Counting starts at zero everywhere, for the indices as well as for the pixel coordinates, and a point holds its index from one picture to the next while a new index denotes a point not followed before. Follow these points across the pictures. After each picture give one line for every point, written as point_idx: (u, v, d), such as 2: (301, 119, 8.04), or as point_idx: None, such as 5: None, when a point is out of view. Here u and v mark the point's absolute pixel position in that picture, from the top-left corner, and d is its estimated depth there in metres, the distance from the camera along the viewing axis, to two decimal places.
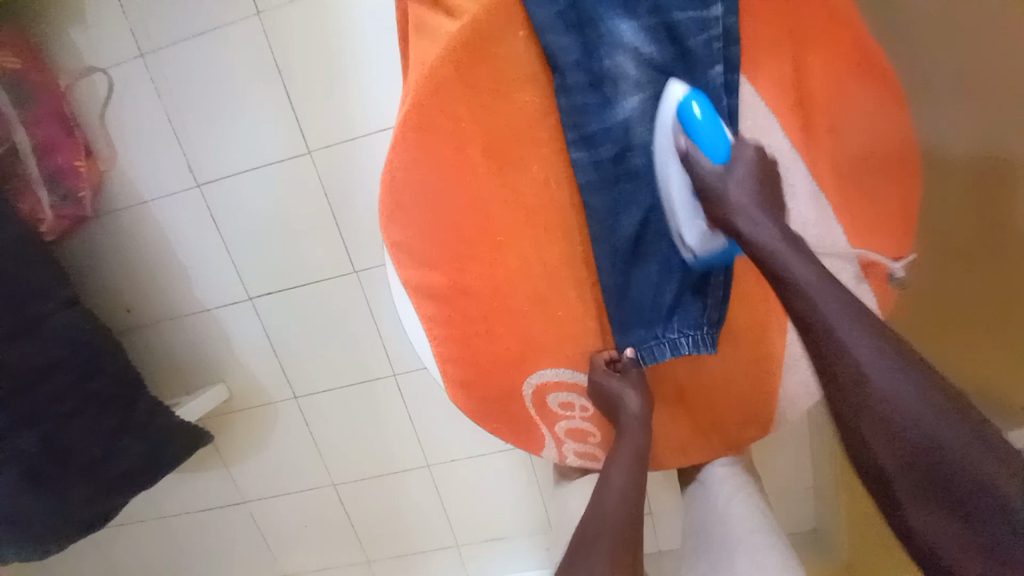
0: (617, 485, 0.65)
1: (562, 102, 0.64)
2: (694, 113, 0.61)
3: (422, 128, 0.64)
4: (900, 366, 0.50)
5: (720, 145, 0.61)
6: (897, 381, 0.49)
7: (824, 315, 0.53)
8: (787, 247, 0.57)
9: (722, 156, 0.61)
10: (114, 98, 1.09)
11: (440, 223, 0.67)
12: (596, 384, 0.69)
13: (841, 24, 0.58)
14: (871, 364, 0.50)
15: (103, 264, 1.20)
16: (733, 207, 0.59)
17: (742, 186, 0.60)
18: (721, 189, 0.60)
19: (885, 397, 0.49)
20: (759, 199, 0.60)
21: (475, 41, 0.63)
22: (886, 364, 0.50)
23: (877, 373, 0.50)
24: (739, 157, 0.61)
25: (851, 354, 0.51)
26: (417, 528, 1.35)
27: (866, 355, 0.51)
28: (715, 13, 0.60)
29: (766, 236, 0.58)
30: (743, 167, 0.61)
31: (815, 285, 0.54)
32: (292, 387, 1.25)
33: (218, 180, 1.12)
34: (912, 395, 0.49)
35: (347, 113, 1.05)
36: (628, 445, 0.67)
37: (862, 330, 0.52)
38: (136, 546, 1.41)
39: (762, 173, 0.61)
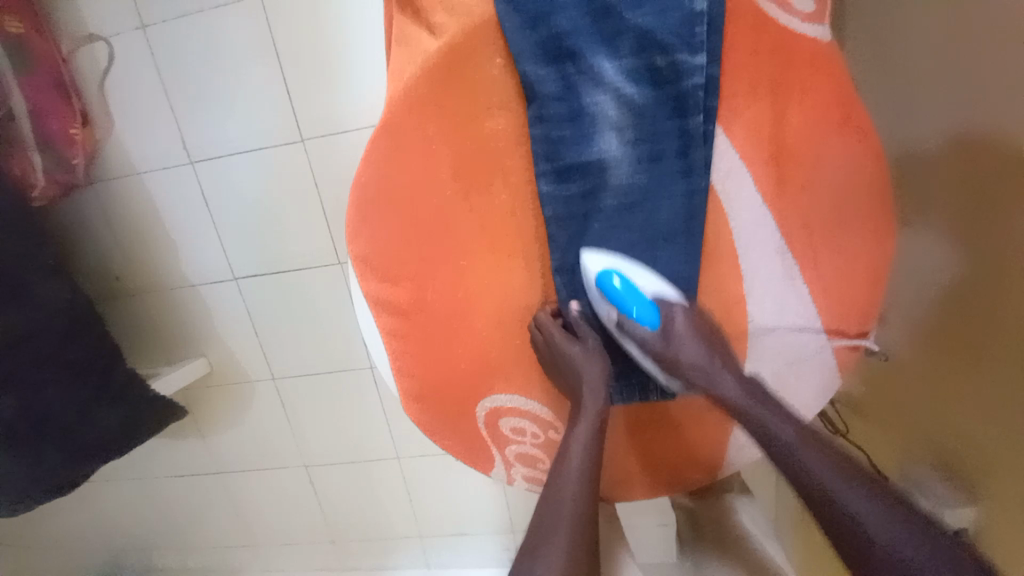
0: (574, 475, 0.60)
1: (536, 132, 0.63)
2: (619, 292, 0.62)
3: (393, 146, 0.64)
4: (845, 473, 0.53)
5: (650, 312, 0.62)
6: (880, 518, 0.49)
7: (784, 439, 0.56)
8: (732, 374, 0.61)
9: (654, 323, 0.62)
10: (114, 69, 1.09)
11: (405, 241, 0.67)
12: (551, 345, 0.66)
13: (816, 84, 0.58)
14: (854, 503, 0.51)
15: (95, 230, 1.22)
16: (684, 365, 0.61)
17: (690, 337, 0.61)
18: (675, 349, 0.61)
19: (863, 525, 0.50)
20: (722, 361, 0.61)
21: (450, 65, 0.62)
22: (850, 489, 0.52)
23: (839, 491, 0.52)
24: (683, 319, 0.61)
25: (812, 472, 0.54)
26: (383, 515, 1.39)
27: (852, 499, 0.51)
28: (699, 61, 0.59)
29: (718, 370, 0.61)
30: (687, 325, 0.61)
31: (796, 437, 0.56)
32: (270, 368, 1.27)
33: (210, 158, 1.12)
34: (895, 530, 0.48)
35: (341, 105, 1.04)
36: (585, 422, 0.63)
37: (843, 476, 0.53)
38: (115, 502, 1.46)
39: (706, 327, 0.62)
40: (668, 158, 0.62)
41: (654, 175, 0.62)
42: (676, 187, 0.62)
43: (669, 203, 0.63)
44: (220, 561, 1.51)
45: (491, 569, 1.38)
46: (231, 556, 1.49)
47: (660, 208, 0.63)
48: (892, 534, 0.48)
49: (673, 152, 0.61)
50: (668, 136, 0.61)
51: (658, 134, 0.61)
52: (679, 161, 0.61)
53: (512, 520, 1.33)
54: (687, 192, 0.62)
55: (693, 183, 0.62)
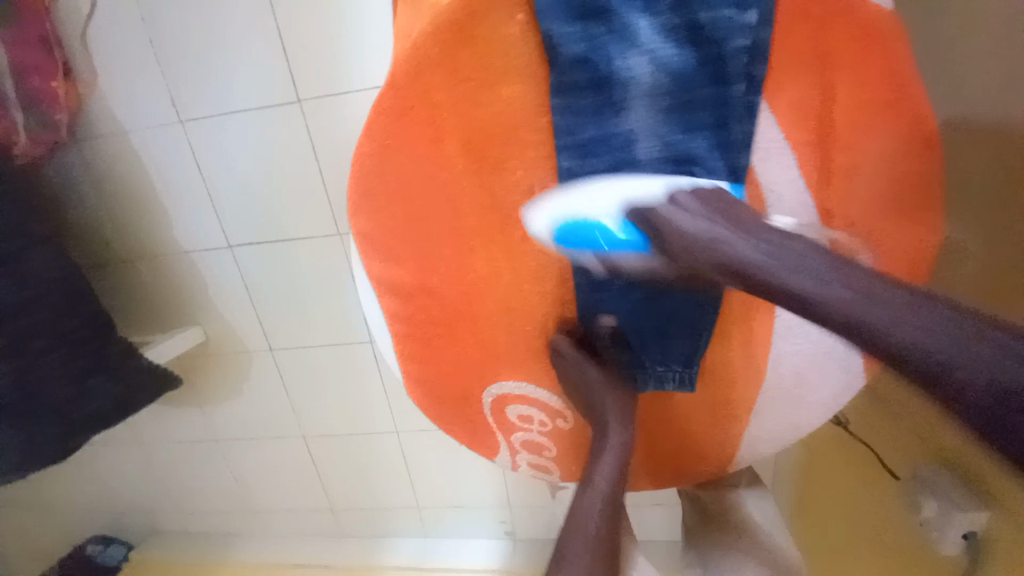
0: (600, 485, 0.56)
1: (557, 103, 0.57)
2: (600, 236, 0.53)
3: (400, 113, 0.58)
4: (863, 283, 0.40)
5: (627, 233, 0.52)
6: (907, 317, 0.38)
7: (777, 268, 0.43)
8: (703, 217, 0.48)
9: (639, 244, 0.52)
10: (95, 17, 1.01)
11: (411, 219, 0.62)
12: (565, 369, 0.63)
13: (873, 54, 0.52)
14: (863, 307, 0.39)
15: (82, 191, 1.16)
16: (667, 237, 0.49)
17: (692, 216, 0.48)
18: (676, 240, 0.48)
19: (900, 336, 0.38)
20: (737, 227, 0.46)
21: (464, 22, 0.55)
22: (873, 300, 0.39)
23: (860, 305, 0.39)
24: (668, 209, 0.50)
25: (825, 294, 0.41)
26: (383, 487, 1.39)
27: (867, 302, 0.40)
28: (749, 20, 0.52)
29: (703, 225, 0.47)
30: (677, 207, 0.50)
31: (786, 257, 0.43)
32: (268, 340, 1.24)
33: (201, 119, 1.06)
34: (919, 313, 0.38)
35: (341, 67, 0.97)
36: (605, 441, 0.58)
37: (850, 290, 0.40)
38: (117, 466, 1.47)
39: (702, 200, 0.50)
40: (701, 132, 0.54)
41: (691, 147, 0.55)
42: (718, 161, 0.55)
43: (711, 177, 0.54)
44: (221, 525, 1.52)
45: (489, 542, 1.39)
46: (231, 521, 1.51)
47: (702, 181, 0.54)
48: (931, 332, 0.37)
49: (710, 123, 0.54)
50: (706, 105, 0.54)
51: (694, 101, 0.54)
52: (717, 133, 0.54)
53: (511, 496, 1.34)
54: (729, 167, 0.55)
55: (734, 159, 0.55)
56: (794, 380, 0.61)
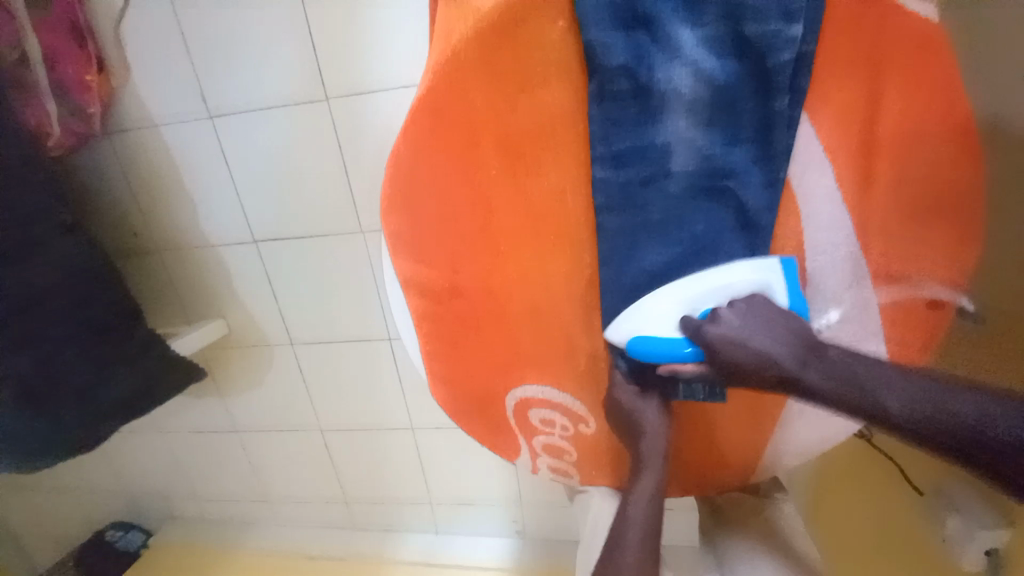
0: (639, 523, 0.60)
1: (594, 111, 0.57)
2: (670, 346, 0.54)
3: (436, 116, 0.59)
4: (894, 378, 0.46)
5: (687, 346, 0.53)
6: (949, 405, 0.43)
7: (815, 374, 0.48)
8: (749, 330, 0.50)
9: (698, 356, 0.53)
10: (129, 12, 1.03)
11: (443, 221, 0.63)
12: (617, 403, 0.63)
13: (929, 63, 0.49)
14: (908, 410, 0.44)
15: (112, 183, 1.18)
16: (722, 358, 0.50)
17: (745, 331, 0.50)
18: (735, 358, 0.50)
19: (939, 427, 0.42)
20: (791, 345, 0.49)
21: (506, 27, 0.55)
22: (909, 397, 0.44)
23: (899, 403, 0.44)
24: (719, 322, 0.51)
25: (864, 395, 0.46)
26: (396, 482, 1.41)
27: (909, 398, 0.44)
28: (795, 32, 0.52)
29: (748, 344, 0.49)
30: (727, 321, 0.51)
31: (820, 363, 0.48)
32: (288, 333, 1.26)
33: (230, 114, 1.07)
34: (955, 403, 0.42)
35: (369, 65, 0.97)
36: (647, 482, 0.61)
37: (881, 382, 0.46)
38: (137, 453, 1.50)
39: (750, 312, 0.51)
40: (744, 145, 0.56)
41: (729, 160, 0.56)
42: (757, 172, 0.56)
43: (750, 190, 0.56)
44: (236, 513, 1.55)
45: (499, 540, 1.40)
46: (246, 509, 1.54)
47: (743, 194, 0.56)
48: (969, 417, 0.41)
49: (751, 136, 0.55)
50: (747, 118, 0.55)
51: (736, 114, 0.55)
52: (760, 146, 0.55)
53: (522, 495, 1.34)
54: (768, 181, 0.56)
55: (775, 172, 0.56)
56: None
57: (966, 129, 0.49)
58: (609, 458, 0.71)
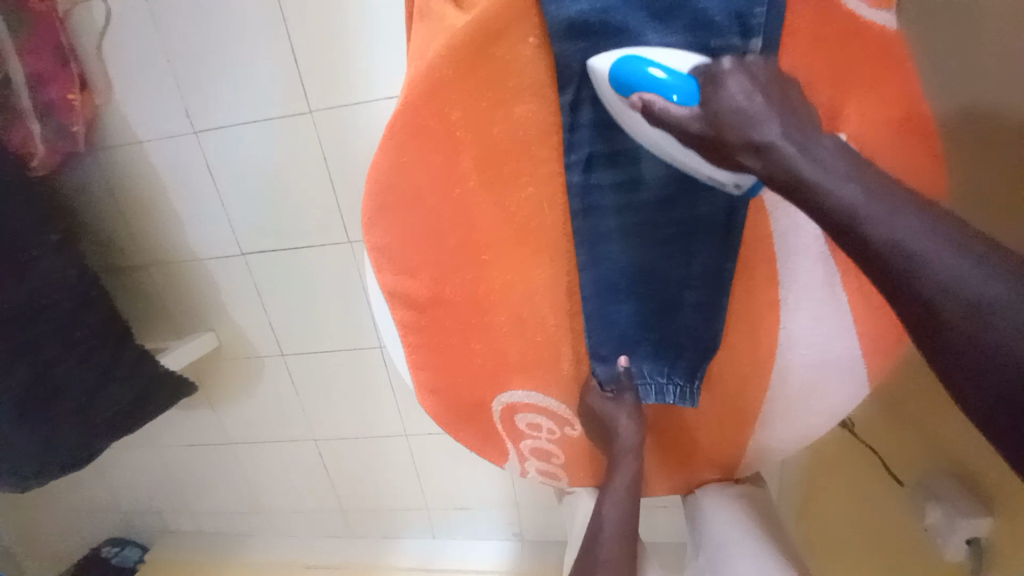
0: (613, 519, 0.65)
1: (566, 120, 0.58)
2: (659, 74, 0.49)
3: (413, 130, 0.60)
4: (890, 202, 0.42)
5: (689, 85, 0.49)
6: (924, 240, 0.40)
7: (806, 174, 0.44)
8: (760, 101, 0.47)
9: (693, 98, 0.49)
10: (111, 31, 1.03)
11: (423, 231, 0.64)
12: (591, 408, 0.66)
13: (888, 72, 0.52)
14: (884, 231, 0.41)
15: (98, 200, 1.18)
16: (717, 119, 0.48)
17: (755, 104, 0.47)
18: (725, 121, 0.48)
19: (902, 252, 0.40)
20: (785, 121, 0.46)
21: (479, 44, 0.57)
22: (892, 218, 0.41)
23: (880, 222, 0.41)
24: (730, 76, 0.48)
25: (848, 204, 0.42)
26: (392, 489, 1.41)
27: (889, 219, 0.41)
28: (753, 48, 0.51)
29: (750, 116, 0.47)
30: (740, 82, 0.48)
31: (817, 157, 0.45)
32: (279, 344, 1.26)
33: (214, 129, 1.07)
34: (933, 240, 0.40)
35: (352, 77, 0.98)
36: (623, 476, 0.66)
37: (859, 188, 0.43)
38: (131, 468, 1.50)
39: (762, 83, 0.48)
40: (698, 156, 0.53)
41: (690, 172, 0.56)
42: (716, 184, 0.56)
43: (710, 200, 0.57)
44: (232, 525, 1.55)
45: (497, 544, 1.41)
46: (242, 521, 1.54)
47: (703, 203, 0.57)
48: (935, 256, 0.39)
49: None
50: None
51: None
52: None
53: (517, 498, 1.35)
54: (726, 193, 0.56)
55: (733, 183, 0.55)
56: (800, 394, 0.62)
57: (917, 111, 0.52)
58: (594, 459, 0.73)
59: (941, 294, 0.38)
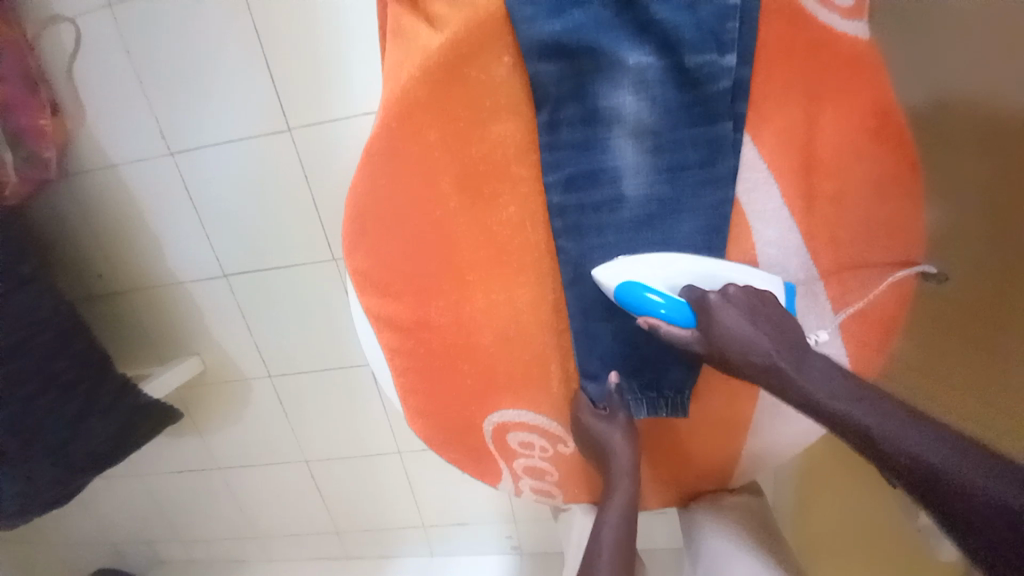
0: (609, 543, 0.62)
1: (545, 140, 0.59)
2: (656, 303, 0.54)
3: (391, 152, 0.60)
4: (895, 412, 0.45)
5: (684, 310, 0.55)
6: (936, 447, 0.41)
7: (812, 390, 0.49)
8: (757, 325, 0.52)
9: (690, 321, 0.55)
10: (81, 54, 1.01)
11: (406, 254, 0.63)
12: (584, 425, 0.64)
13: (859, 80, 0.52)
14: (897, 439, 0.43)
15: (74, 226, 1.16)
16: (726, 341, 0.53)
17: (745, 326, 0.52)
18: (728, 344, 0.53)
19: (919, 460, 0.41)
20: (784, 344, 0.52)
21: (454, 65, 0.58)
22: (899, 425, 0.44)
23: (890, 431, 0.44)
24: (725, 304, 0.53)
25: (856, 417, 0.46)
26: (387, 508, 1.39)
27: (898, 429, 0.44)
28: (728, 63, 0.54)
29: (749, 339, 0.52)
30: (732, 314, 0.53)
31: (815, 372, 0.50)
32: (266, 366, 1.24)
33: (191, 151, 1.06)
34: (942, 448, 0.41)
35: (330, 95, 0.97)
36: (618, 496, 0.63)
37: (862, 402, 0.47)
38: (117, 499, 1.46)
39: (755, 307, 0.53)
40: (691, 168, 0.56)
41: (673, 187, 0.57)
42: (699, 198, 0.57)
43: (693, 215, 0.57)
44: (224, 552, 1.51)
45: (496, 559, 1.39)
46: (235, 548, 1.50)
47: (686, 221, 0.57)
48: (950, 464, 0.40)
49: (697, 160, 0.56)
50: (691, 143, 0.56)
51: (679, 141, 0.56)
52: (701, 171, 0.56)
53: (515, 511, 1.34)
54: (708, 207, 0.57)
55: (715, 196, 0.57)
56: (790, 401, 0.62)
57: (893, 110, 0.52)
58: (588, 476, 0.72)
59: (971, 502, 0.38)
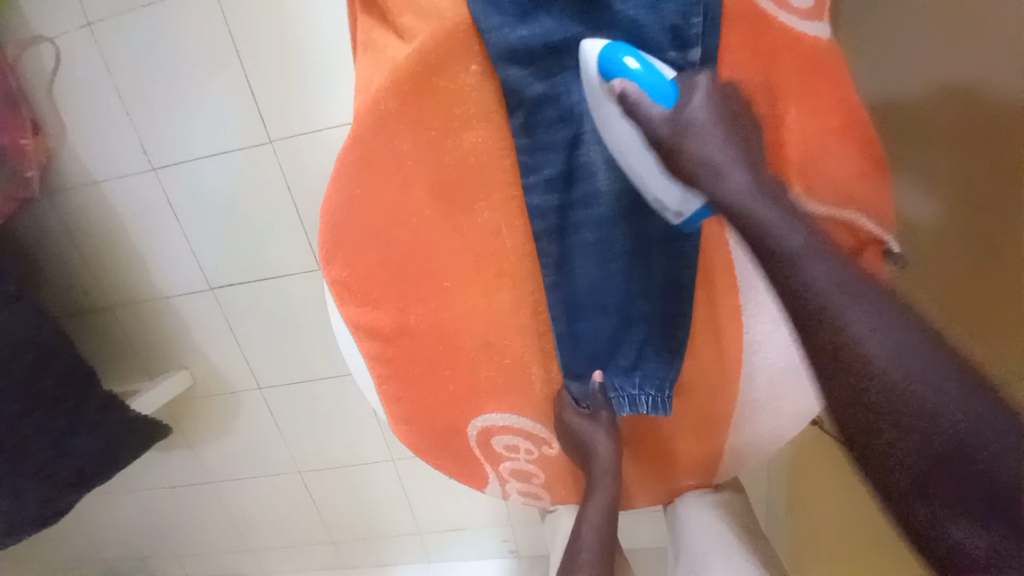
0: (591, 545, 0.62)
1: (522, 142, 0.59)
2: (633, 63, 0.51)
3: (365, 163, 0.61)
4: (871, 291, 0.35)
5: (664, 86, 0.51)
6: (897, 335, 0.32)
7: (783, 245, 0.43)
8: (723, 149, 0.47)
9: (670, 101, 0.50)
10: (59, 72, 1.02)
11: (384, 260, 0.63)
12: (567, 424, 0.65)
13: None
14: (849, 321, 0.36)
15: (58, 244, 1.16)
16: (689, 155, 0.48)
17: (714, 136, 0.48)
18: (690, 151, 0.48)
19: (869, 349, 0.34)
20: (764, 188, 0.46)
21: (423, 75, 0.59)
22: (864, 304, 0.35)
23: (849, 306, 0.36)
24: (697, 106, 0.49)
25: (823, 294, 0.38)
26: (383, 516, 1.39)
27: (855, 308, 0.35)
28: (693, 57, 0.54)
29: (719, 162, 0.47)
30: (704, 118, 0.48)
31: (794, 232, 0.42)
32: (256, 378, 1.24)
33: (173, 165, 1.06)
34: (902, 339, 0.32)
35: (310, 106, 0.98)
36: (600, 497, 0.64)
37: (837, 270, 0.38)
38: (110, 517, 1.45)
39: (730, 111, 0.50)
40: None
41: None
42: None
43: None
44: (220, 567, 1.51)
45: (493, 564, 1.39)
46: (231, 563, 1.50)
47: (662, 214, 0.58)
48: (900, 360, 0.32)
49: None
50: None
51: None
52: None
53: (510, 516, 1.34)
54: None
55: None
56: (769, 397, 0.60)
57: None
58: (575, 476, 0.72)
59: (899, 403, 0.31)
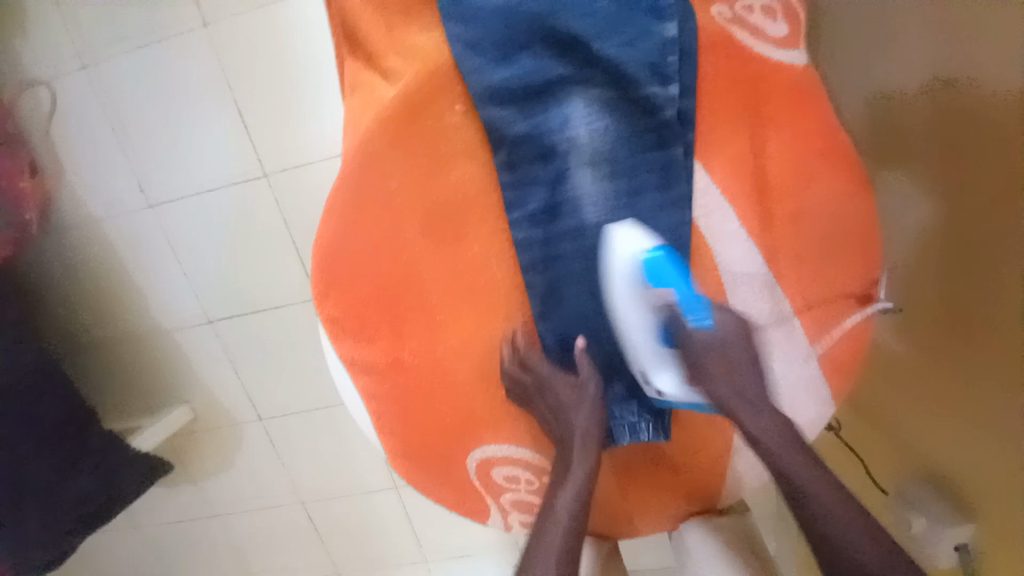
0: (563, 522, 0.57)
1: (505, 179, 0.60)
2: (668, 273, 0.58)
3: (355, 201, 0.61)
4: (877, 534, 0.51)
5: (695, 305, 0.58)
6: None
7: (800, 480, 0.54)
8: (746, 372, 0.58)
9: (699, 317, 0.58)
10: (58, 114, 1.04)
11: (377, 297, 0.63)
12: (545, 383, 0.61)
13: (798, 108, 0.56)
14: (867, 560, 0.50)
15: (59, 283, 1.17)
16: (713, 372, 0.58)
17: (737, 366, 0.58)
18: (715, 369, 0.58)
19: None
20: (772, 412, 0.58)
21: (409, 114, 0.60)
22: (873, 544, 0.51)
23: (864, 546, 0.50)
24: (727, 328, 0.58)
25: (842, 530, 0.51)
26: (387, 545, 1.36)
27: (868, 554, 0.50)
28: (672, 93, 0.56)
29: (736, 381, 0.58)
30: (730, 344, 0.58)
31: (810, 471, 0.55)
32: (256, 409, 1.23)
33: (170, 202, 1.07)
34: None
35: (303, 138, 0.99)
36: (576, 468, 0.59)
37: (846, 510, 0.53)
38: (114, 555, 1.44)
39: (749, 329, 0.59)
40: (648, 192, 0.57)
41: (633, 213, 0.58)
42: (660, 219, 0.58)
43: (655, 239, 0.58)
44: None
45: None
46: None
47: (648, 244, 0.58)
48: None
49: (653, 184, 0.57)
50: (646, 170, 0.57)
51: (633, 169, 0.58)
52: (659, 193, 0.57)
53: (516, 540, 1.31)
54: (669, 229, 0.58)
55: (677, 218, 0.57)
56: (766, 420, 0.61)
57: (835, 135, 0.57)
58: None
59: None
